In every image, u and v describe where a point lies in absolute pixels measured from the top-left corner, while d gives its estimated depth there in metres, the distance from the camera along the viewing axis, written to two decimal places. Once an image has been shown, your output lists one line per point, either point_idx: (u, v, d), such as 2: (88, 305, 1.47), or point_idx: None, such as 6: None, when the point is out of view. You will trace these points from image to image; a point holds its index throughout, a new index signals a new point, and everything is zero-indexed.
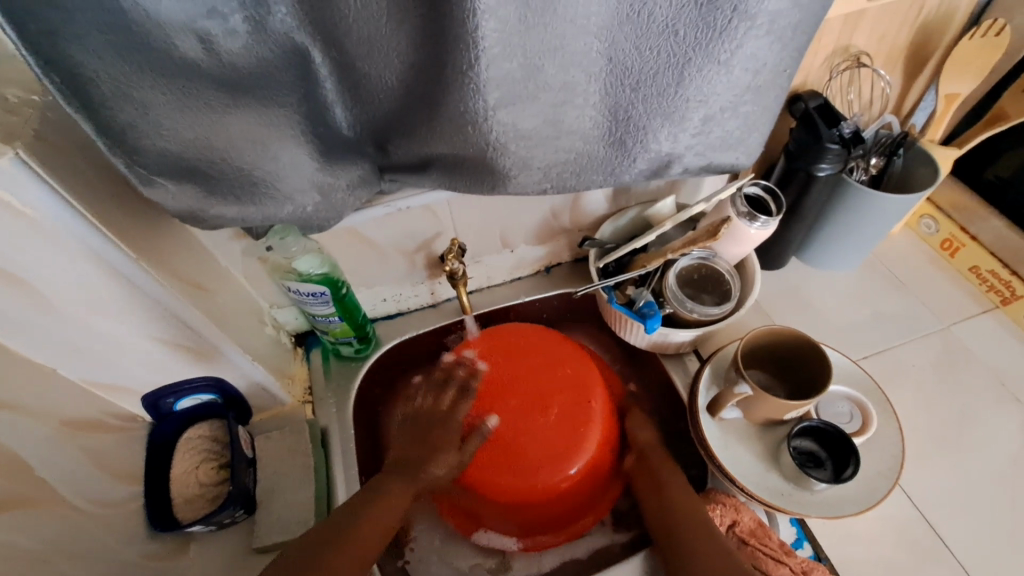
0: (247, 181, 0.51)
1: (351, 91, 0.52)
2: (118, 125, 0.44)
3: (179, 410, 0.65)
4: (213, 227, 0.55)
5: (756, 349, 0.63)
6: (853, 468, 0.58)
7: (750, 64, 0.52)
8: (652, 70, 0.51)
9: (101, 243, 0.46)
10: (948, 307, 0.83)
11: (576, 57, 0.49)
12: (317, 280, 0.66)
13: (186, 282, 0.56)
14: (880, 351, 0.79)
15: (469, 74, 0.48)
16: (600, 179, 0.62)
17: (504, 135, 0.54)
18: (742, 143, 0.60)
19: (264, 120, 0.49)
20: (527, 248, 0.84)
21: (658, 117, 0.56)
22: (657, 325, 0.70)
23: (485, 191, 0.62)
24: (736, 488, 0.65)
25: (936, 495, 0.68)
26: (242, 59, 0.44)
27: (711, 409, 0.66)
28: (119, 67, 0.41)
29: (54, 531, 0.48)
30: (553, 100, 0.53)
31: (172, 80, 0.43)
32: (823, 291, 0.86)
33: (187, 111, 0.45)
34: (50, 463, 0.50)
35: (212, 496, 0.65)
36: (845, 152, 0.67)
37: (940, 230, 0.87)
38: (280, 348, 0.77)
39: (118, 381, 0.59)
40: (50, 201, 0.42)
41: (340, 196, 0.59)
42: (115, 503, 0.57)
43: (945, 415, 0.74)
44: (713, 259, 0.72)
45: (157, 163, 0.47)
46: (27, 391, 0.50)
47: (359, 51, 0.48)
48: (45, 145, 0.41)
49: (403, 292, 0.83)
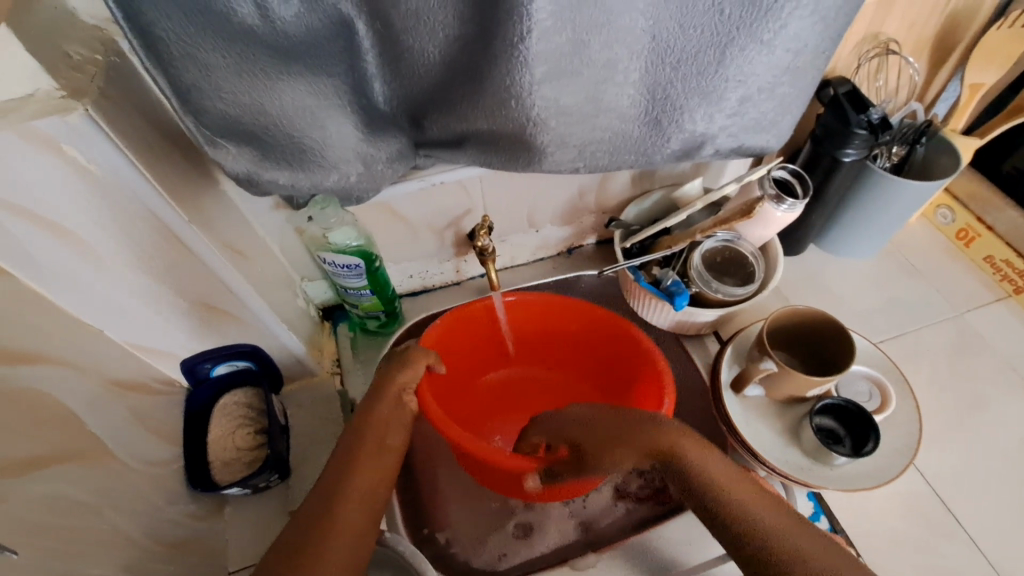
0: (297, 150, 0.53)
1: (393, 64, 0.53)
2: (184, 86, 0.45)
3: (215, 376, 0.66)
4: (263, 194, 0.56)
5: (780, 329, 0.65)
6: (873, 443, 0.60)
7: (792, 45, 0.53)
8: (694, 49, 0.52)
9: (156, 203, 0.48)
10: (963, 296, 0.84)
11: (621, 33, 0.50)
12: (352, 252, 0.67)
13: (228, 248, 0.57)
14: (896, 336, 0.81)
15: (518, 47, 0.48)
16: (633, 159, 0.63)
17: (544, 111, 0.55)
18: (774, 125, 0.62)
19: (314, 88, 0.50)
20: (551, 228, 0.86)
21: (695, 97, 0.57)
22: (683, 304, 0.72)
23: (519, 167, 0.63)
24: (757, 463, 0.67)
25: (950, 475, 0.71)
26: (295, 26, 0.45)
27: (734, 387, 0.68)
28: (186, 29, 0.42)
29: (107, 484, 0.50)
30: (595, 77, 0.54)
31: (233, 44, 0.44)
32: (840, 277, 0.88)
33: (245, 76, 0.46)
34: (100, 419, 0.52)
35: (248, 460, 0.66)
36: (871, 138, 0.69)
37: (956, 221, 0.89)
38: (310, 320, 0.78)
39: (161, 345, 0.60)
40: (114, 159, 0.44)
41: (380, 167, 0.60)
42: (158, 463, 0.58)
43: (958, 398, 0.76)
44: (737, 242, 0.73)
45: (217, 126, 0.49)
46: (76, 349, 0.51)
47: (405, 23, 0.49)
48: (110, 103, 0.42)
49: (429, 269, 0.84)
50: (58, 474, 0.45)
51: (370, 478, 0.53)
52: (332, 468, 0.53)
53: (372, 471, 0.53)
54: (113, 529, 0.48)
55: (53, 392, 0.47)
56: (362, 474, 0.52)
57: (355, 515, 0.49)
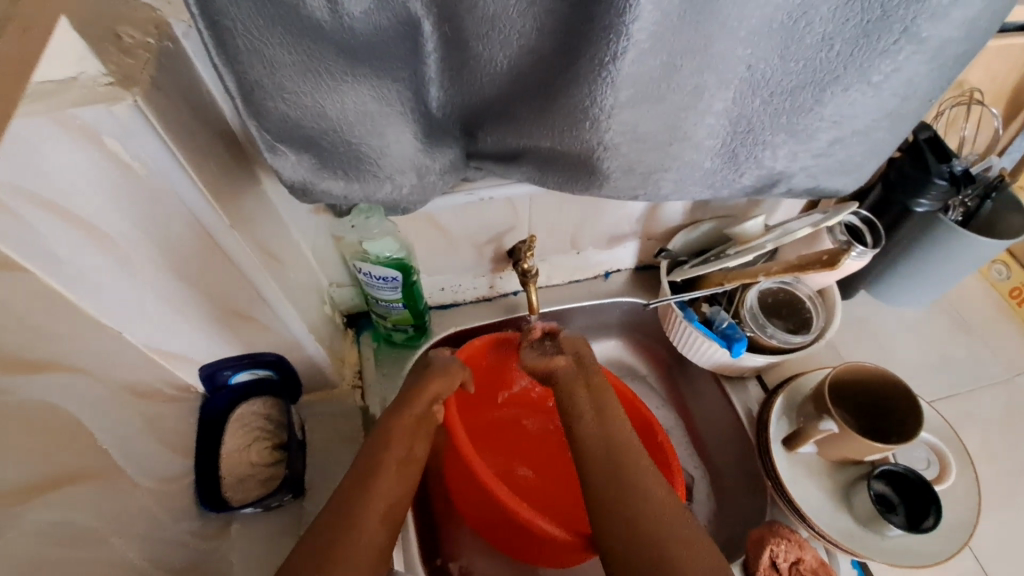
0: (354, 156, 0.48)
1: (458, 71, 0.48)
2: (245, 82, 0.41)
3: (234, 384, 0.62)
4: (313, 202, 0.52)
5: (841, 386, 0.61)
6: (934, 518, 0.56)
7: (901, 90, 0.49)
8: (792, 85, 0.48)
9: (198, 205, 0.44)
10: (1016, 359, 0.80)
11: (717, 62, 0.46)
12: (389, 264, 0.63)
13: (264, 253, 0.53)
14: (946, 396, 0.77)
15: (607, 68, 0.44)
16: (701, 192, 0.59)
17: (620, 136, 0.51)
18: (858, 169, 0.57)
19: (379, 93, 0.45)
20: (593, 251, 0.81)
21: (782, 133, 0.53)
22: (742, 351, 0.67)
23: (579, 191, 0.58)
24: (799, 522, 0.63)
25: (1001, 553, 0.66)
26: (366, 25, 0.40)
27: (787, 442, 0.65)
28: (254, 21, 0.37)
29: (114, 505, 0.46)
30: (679, 105, 0.49)
31: (301, 39, 0.39)
32: (889, 327, 0.83)
33: (310, 76, 0.42)
34: (109, 431, 0.47)
35: (263, 477, 0.62)
36: (951, 190, 0.65)
37: (1012, 278, 0.85)
38: (334, 327, 0.74)
39: (181, 350, 0.55)
40: (160, 157, 0.39)
41: (433, 179, 0.55)
42: (168, 477, 0.54)
43: (1011, 469, 0.72)
44: (795, 285, 0.70)
45: (275, 129, 0.45)
46: (93, 353, 0.46)
47: (480, 29, 0.44)
48: (161, 93, 0.38)
49: (462, 284, 0.80)
50: (57, 500, 0.40)
51: (391, 488, 0.51)
52: (354, 474, 0.51)
53: (392, 481, 0.52)
54: (118, 558, 0.44)
55: (56, 403, 0.43)
56: (384, 482, 0.51)
57: (374, 522, 0.47)
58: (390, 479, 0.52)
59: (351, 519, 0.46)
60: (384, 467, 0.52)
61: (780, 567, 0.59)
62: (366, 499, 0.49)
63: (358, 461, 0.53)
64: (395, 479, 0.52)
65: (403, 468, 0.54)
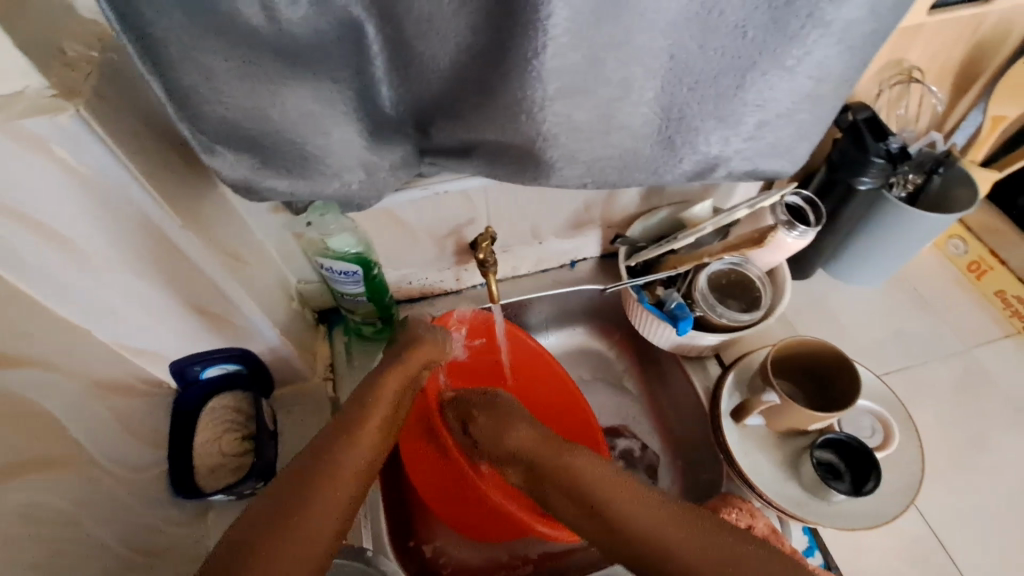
0: (298, 156, 0.51)
1: (402, 70, 0.51)
2: (182, 87, 0.43)
3: (204, 379, 0.64)
4: (261, 200, 0.54)
5: (785, 360, 0.64)
6: (874, 481, 0.59)
7: (815, 73, 0.51)
8: (714, 71, 0.51)
9: (146, 204, 0.46)
10: (971, 331, 0.83)
11: (639, 52, 0.48)
12: (350, 259, 0.66)
13: (223, 252, 0.56)
14: (899, 369, 0.80)
15: (531, 62, 0.47)
16: (644, 177, 0.61)
17: (556, 126, 0.53)
18: (791, 151, 0.60)
19: (319, 95, 0.48)
20: (556, 240, 0.84)
21: (712, 118, 0.55)
22: (688, 328, 0.70)
23: (527, 181, 0.61)
24: (752, 493, 0.66)
25: (948, 516, 0.69)
26: (300, 29, 0.43)
27: (736, 415, 0.67)
28: (187, 30, 0.40)
29: (84, 491, 0.48)
30: (609, 95, 0.52)
31: (236, 45, 0.42)
32: (847, 304, 0.86)
33: (246, 79, 0.44)
34: (79, 425, 0.50)
35: (235, 466, 0.64)
36: (889, 167, 0.67)
37: (968, 252, 0.87)
38: (304, 322, 0.77)
39: (149, 346, 0.58)
40: (106, 161, 0.42)
41: (383, 175, 0.58)
42: (142, 468, 0.57)
43: (962, 436, 0.74)
44: (744, 266, 0.72)
45: (215, 131, 0.47)
46: (63, 351, 0.49)
47: (417, 29, 0.47)
48: (104, 104, 0.41)
49: (429, 276, 0.82)
50: (26, 487, 0.42)
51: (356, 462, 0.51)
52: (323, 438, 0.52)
53: (371, 441, 0.53)
54: (91, 540, 0.47)
55: (32, 399, 0.45)
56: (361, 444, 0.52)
57: (345, 481, 0.49)
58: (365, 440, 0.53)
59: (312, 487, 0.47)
60: (360, 427, 0.54)
61: None
62: (333, 473, 0.48)
63: (338, 415, 0.54)
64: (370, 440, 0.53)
65: (382, 428, 0.55)
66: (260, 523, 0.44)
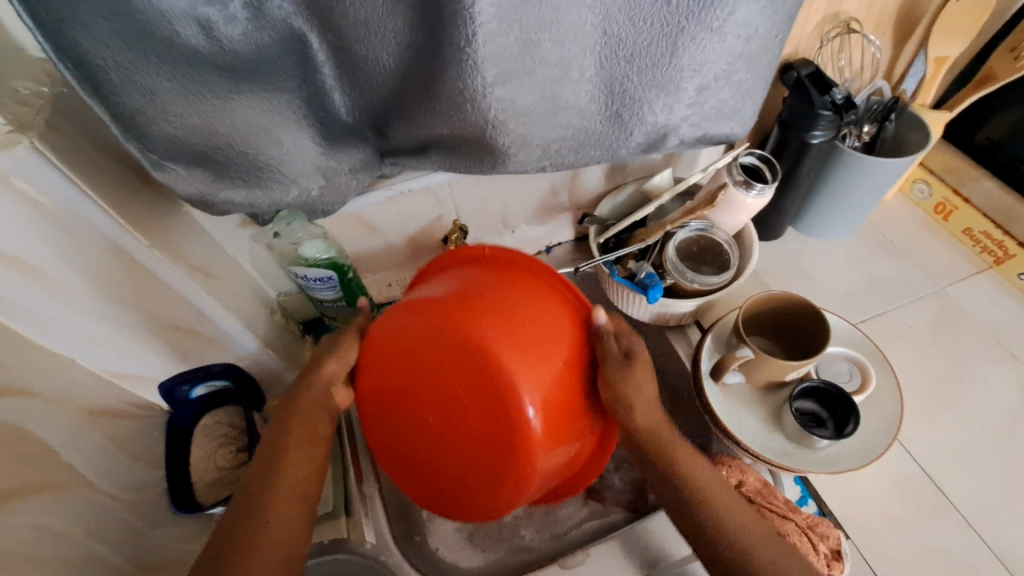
0: (252, 166, 0.52)
1: (350, 76, 0.52)
2: (128, 112, 0.45)
3: (195, 397, 0.66)
4: (220, 214, 0.56)
5: (756, 315, 0.66)
6: (853, 424, 0.60)
7: (741, 32, 0.53)
8: (646, 42, 0.52)
9: (111, 228, 0.48)
10: (943, 271, 0.84)
11: (571, 31, 0.50)
12: (324, 265, 0.67)
13: (195, 270, 0.57)
14: (876, 316, 0.81)
15: (466, 51, 0.48)
16: (599, 154, 0.63)
17: (502, 113, 0.55)
18: (736, 112, 0.62)
19: (267, 106, 0.50)
20: (527, 228, 0.85)
21: (653, 89, 0.57)
22: (659, 296, 0.71)
23: (485, 170, 0.62)
24: (741, 450, 0.67)
25: (935, 451, 0.71)
26: (242, 45, 0.44)
27: (714, 374, 0.68)
28: (128, 56, 0.42)
29: (87, 512, 0.50)
30: (549, 76, 0.53)
31: (177, 65, 0.44)
32: (820, 259, 0.87)
33: (192, 97, 0.46)
34: (75, 449, 0.51)
35: (232, 479, 0.66)
36: (837, 117, 0.69)
37: (933, 195, 0.88)
38: (289, 335, 0.78)
39: (136, 369, 0.59)
40: (64, 189, 0.43)
41: (343, 179, 0.59)
42: (142, 488, 0.58)
43: (944, 373, 0.76)
44: (711, 231, 0.73)
45: (165, 149, 0.49)
46: (51, 381, 0.50)
47: (357, 34, 0.48)
48: (58, 134, 0.43)
49: (407, 277, 0.84)
50: (32, 508, 0.44)
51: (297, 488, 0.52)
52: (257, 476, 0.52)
53: (302, 461, 0.54)
54: (97, 558, 0.48)
55: (30, 427, 0.47)
56: (289, 467, 0.53)
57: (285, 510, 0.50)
58: (295, 463, 0.53)
59: (256, 519, 0.49)
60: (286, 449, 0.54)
61: None
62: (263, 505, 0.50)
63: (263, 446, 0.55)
64: (299, 462, 0.53)
65: (309, 447, 0.55)
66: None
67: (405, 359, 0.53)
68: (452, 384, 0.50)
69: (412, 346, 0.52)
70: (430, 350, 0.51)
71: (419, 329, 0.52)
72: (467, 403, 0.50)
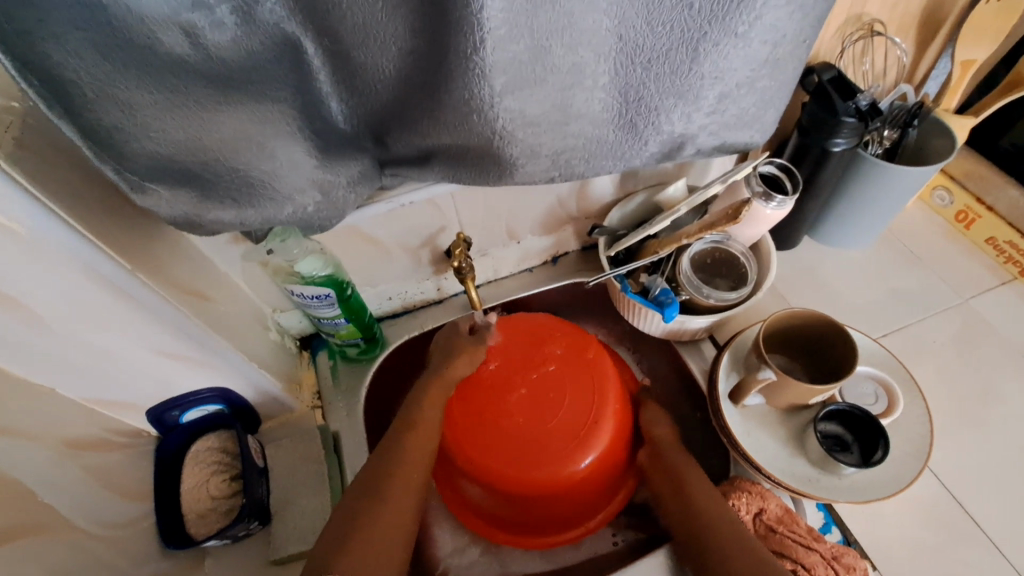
0: (244, 183, 0.49)
1: (347, 83, 0.48)
2: (105, 127, 0.41)
3: (186, 423, 0.63)
4: (211, 233, 0.52)
5: (776, 333, 0.63)
6: (883, 451, 0.57)
7: (768, 36, 0.50)
8: (665, 47, 0.49)
9: (92, 255, 0.44)
10: (966, 282, 0.81)
11: (585, 36, 0.46)
12: (321, 282, 0.64)
13: (185, 291, 0.54)
14: (898, 330, 0.78)
15: (473, 59, 0.45)
16: (611, 165, 0.59)
17: (511, 123, 0.51)
18: (757, 120, 0.58)
19: (258, 118, 0.46)
20: (533, 238, 0.82)
21: (670, 96, 0.53)
22: (675, 314, 0.68)
23: (491, 183, 0.59)
24: (760, 475, 0.64)
25: (963, 474, 0.67)
26: (230, 53, 0.41)
27: (733, 397, 0.64)
28: (102, 67, 0.38)
29: (65, 556, 0.46)
30: (561, 84, 0.50)
31: (158, 77, 0.40)
32: (837, 269, 0.84)
33: (176, 111, 0.42)
34: (52, 486, 0.47)
35: (226, 509, 0.63)
36: (862, 124, 0.65)
37: (954, 203, 0.85)
38: (285, 352, 0.75)
39: (120, 396, 0.56)
40: (37, 215, 0.40)
41: (341, 193, 0.56)
42: (128, 522, 0.55)
43: (971, 390, 0.73)
44: (727, 243, 0.70)
45: (148, 167, 0.45)
46: (26, 414, 0.47)
47: (354, 39, 0.44)
48: (27, 153, 0.39)
49: (408, 290, 0.81)
50: (4, 557, 0.41)
51: (400, 505, 0.54)
52: (362, 488, 0.55)
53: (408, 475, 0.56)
54: None
55: (1, 467, 0.43)
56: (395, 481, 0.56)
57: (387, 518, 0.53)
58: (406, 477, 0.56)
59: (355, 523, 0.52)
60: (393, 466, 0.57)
61: (744, 520, 0.60)
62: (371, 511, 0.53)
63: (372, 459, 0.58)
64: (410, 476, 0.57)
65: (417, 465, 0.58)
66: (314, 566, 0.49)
67: (504, 389, 0.66)
68: (547, 408, 0.65)
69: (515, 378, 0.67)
70: (530, 381, 0.66)
71: (522, 359, 0.68)
72: (561, 429, 0.64)
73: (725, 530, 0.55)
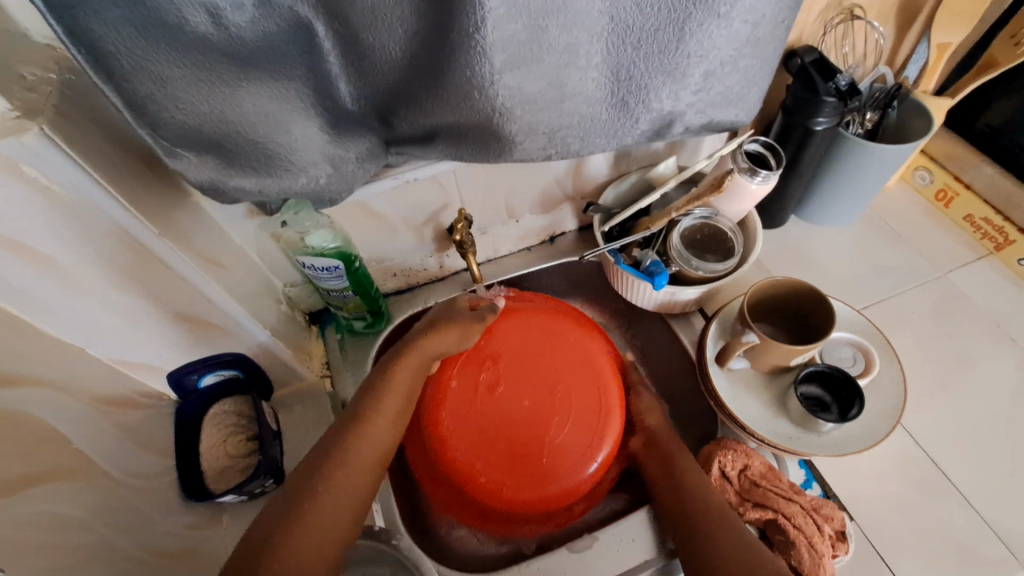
0: (262, 154, 0.52)
1: (358, 64, 0.52)
2: (138, 98, 0.45)
3: (203, 387, 0.66)
4: (231, 202, 0.56)
5: (760, 301, 0.66)
6: (858, 408, 0.60)
7: (749, 17, 0.53)
8: (653, 27, 0.52)
9: (122, 216, 0.47)
10: (945, 257, 0.85)
11: (578, 17, 0.50)
12: (331, 254, 0.67)
13: (204, 258, 0.57)
14: (878, 302, 0.82)
15: (474, 38, 0.48)
16: (604, 142, 0.63)
17: (510, 99, 0.55)
18: (741, 99, 0.62)
19: (276, 94, 0.50)
20: (531, 217, 0.85)
21: (659, 75, 0.57)
22: (665, 283, 0.71)
23: (491, 159, 0.63)
24: (746, 434, 0.67)
25: (937, 434, 0.71)
26: (252, 32, 0.44)
27: (719, 361, 0.68)
28: (136, 42, 0.41)
29: (97, 500, 0.50)
30: (556, 63, 0.53)
31: (187, 53, 0.43)
32: (822, 246, 0.88)
33: (202, 85, 0.46)
34: (84, 436, 0.51)
35: (242, 467, 0.66)
36: (841, 104, 0.69)
37: (934, 182, 0.89)
38: (295, 325, 0.79)
39: (144, 358, 0.59)
40: (76, 177, 0.43)
41: (350, 168, 0.60)
42: (153, 476, 0.59)
43: (947, 357, 0.77)
44: (715, 218, 0.74)
45: (176, 137, 0.49)
46: (61, 369, 0.51)
47: (364, 20, 0.48)
48: (66, 121, 0.42)
49: (412, 266, 0.84)
50: (42, 494, 0.44)
51: (361, 467, 0.58)
52: (328, 440, 0.59)
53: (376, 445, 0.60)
54: (109, 544, 0.49)
55: (38, 415, 0.47)
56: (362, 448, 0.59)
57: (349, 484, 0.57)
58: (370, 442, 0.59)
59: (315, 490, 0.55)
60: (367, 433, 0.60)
61: (730, 475, 0.64)
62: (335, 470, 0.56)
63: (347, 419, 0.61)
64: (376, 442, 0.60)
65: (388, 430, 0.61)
66: (272, 524, 0.52)
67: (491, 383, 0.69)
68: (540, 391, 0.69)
69: (493, 377, 0.69)
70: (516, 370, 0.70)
71: (497, 355, 0.71)
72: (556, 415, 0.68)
73: (702, 504, 0.59)
